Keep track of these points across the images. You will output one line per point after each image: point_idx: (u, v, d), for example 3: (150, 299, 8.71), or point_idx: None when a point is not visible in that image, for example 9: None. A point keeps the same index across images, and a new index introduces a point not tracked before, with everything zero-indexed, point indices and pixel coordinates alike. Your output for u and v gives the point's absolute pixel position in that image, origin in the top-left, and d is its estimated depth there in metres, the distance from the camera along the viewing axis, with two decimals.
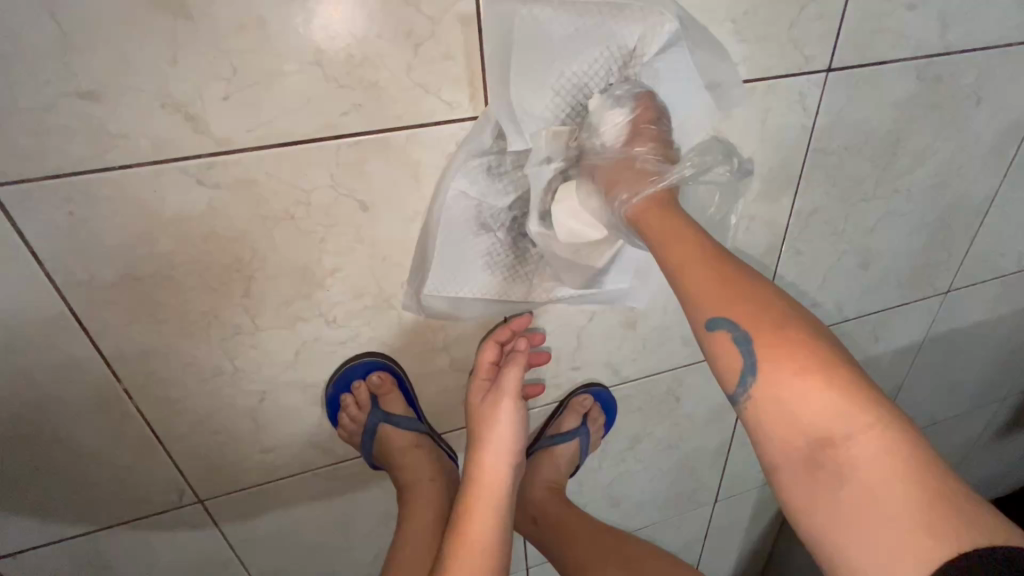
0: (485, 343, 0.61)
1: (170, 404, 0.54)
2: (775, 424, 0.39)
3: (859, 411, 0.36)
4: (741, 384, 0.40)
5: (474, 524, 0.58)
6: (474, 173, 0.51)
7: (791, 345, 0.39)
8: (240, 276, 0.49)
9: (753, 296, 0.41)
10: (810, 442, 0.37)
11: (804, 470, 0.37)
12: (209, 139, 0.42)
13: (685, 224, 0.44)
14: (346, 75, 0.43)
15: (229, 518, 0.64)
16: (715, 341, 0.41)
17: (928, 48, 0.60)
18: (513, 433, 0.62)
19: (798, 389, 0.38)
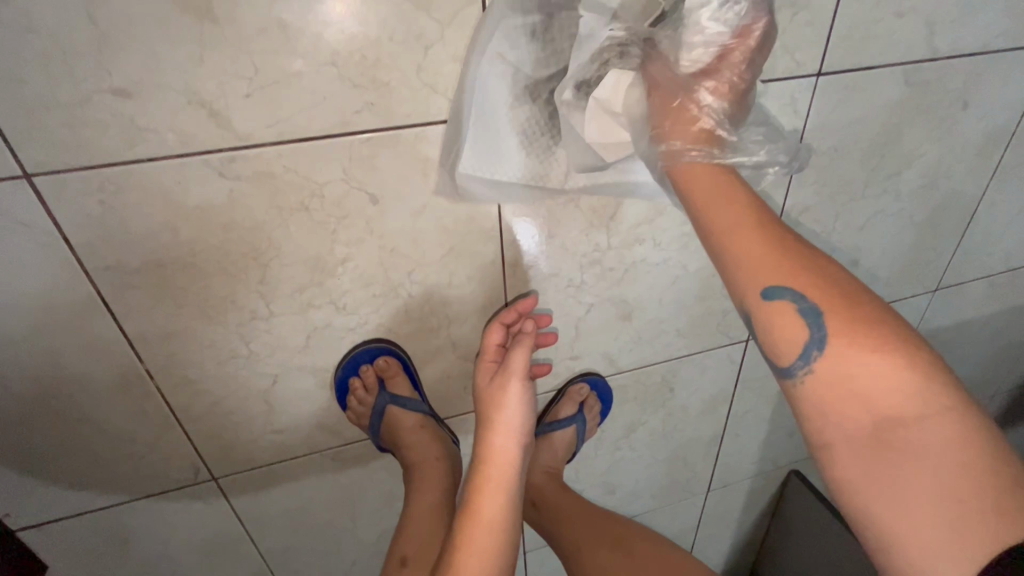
0: (491, 326, 0.62)
1: (189, 385, 0.57)
2: (838, 400, 0.40)
3: (927, 393, 0.37)
4: (803, 358, 0.41)
5: (484, 502, 0.57)
6: (516, 36, 0.47)
7: (861, 323, 0.40)
8: (257, 264, 0.52)
9: (824, 275, 0.42)
10: (874, 420, 0.38)
11: (865, 450, 0.38)
12: (231, 134, 0.45)
13: (755, 205, 0.45)
14: (360, 75, 0.46)
15: (241, 496, 0.67)
16: (780, 312, 0.42)
17: (915, 54, 0.62)
18: (523, 413, 0.61)
19: (865, 365, 0.39)
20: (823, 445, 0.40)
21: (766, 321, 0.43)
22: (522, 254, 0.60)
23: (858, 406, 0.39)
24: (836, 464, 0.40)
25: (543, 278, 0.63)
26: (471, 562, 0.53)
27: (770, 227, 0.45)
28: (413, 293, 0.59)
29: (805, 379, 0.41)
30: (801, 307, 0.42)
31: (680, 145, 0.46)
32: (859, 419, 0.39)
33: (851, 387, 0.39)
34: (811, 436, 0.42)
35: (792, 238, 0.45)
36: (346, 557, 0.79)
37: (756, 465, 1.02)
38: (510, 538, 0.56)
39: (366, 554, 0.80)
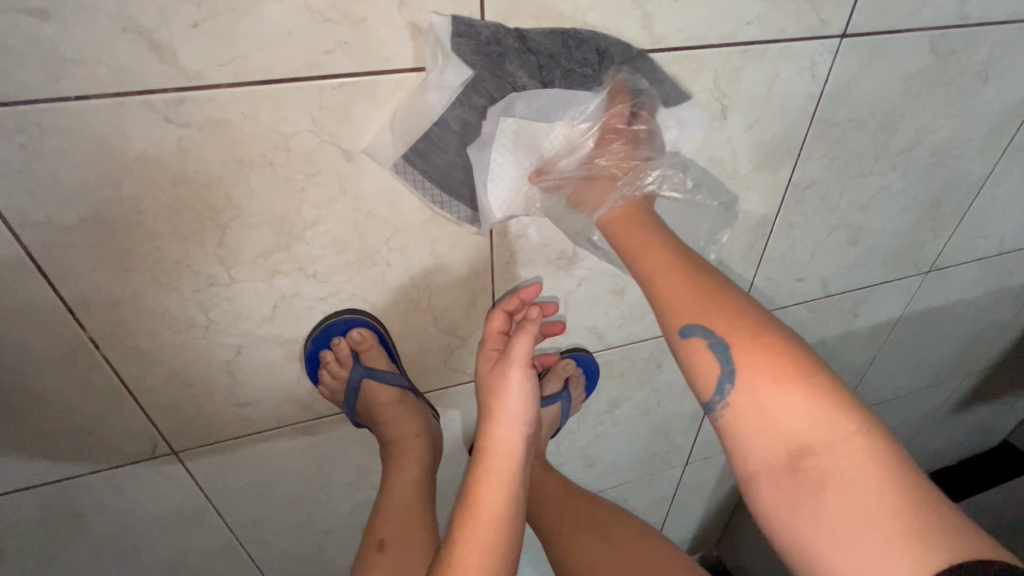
0: (493, 312, 0.59)
1: (140, 355, 0.52)
2: (752, 429, 0.45)
3: (831, 419, 0.43)
4: (719, 392, 0.47)
5: (487, 493, 0.52)
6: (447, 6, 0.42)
7: (766, 356, 0.46)
8: (213, 224, 0.46)
9: (724, 306, 0.48)
10: (788, 446, 0.43)
11: (782, 473, 0.44)
12: (177, 72, 0.38)
13: (674, 248, 0.51)
14: (331, 8, 0.39)
15: (205, 469, 0.63)
16: (693, 347, 0.48)
17: (945, 19, 0.57)
18: (526, 402, 0.57)
19: (773, 396, 0.44)
20: (746, 472, 0.46)
21: (688, 356, 0.48)
22: (513, 224, 0.56)
23: (773, 435, 0.44)
24: (758, 489, 0.45)
25: (533, 250, 0.59)
26: (471, 556, 0.48)
27: (692, 268, 0.51)
28: (390, 262, 0.54)
29: (722, 412, 0.47)
30: (715, 344, 0.47)
31: (600, 208, 0.53)
32: (774, 446, 0.44)
33: (762, 417, 0.45)
34: (737, 464, 0.47)
35: (709, 277, 0.50)
36: (319, 528, 0.77)
37: None
38: (512, 531, 0.51)
39: (340, 525, 0.78)
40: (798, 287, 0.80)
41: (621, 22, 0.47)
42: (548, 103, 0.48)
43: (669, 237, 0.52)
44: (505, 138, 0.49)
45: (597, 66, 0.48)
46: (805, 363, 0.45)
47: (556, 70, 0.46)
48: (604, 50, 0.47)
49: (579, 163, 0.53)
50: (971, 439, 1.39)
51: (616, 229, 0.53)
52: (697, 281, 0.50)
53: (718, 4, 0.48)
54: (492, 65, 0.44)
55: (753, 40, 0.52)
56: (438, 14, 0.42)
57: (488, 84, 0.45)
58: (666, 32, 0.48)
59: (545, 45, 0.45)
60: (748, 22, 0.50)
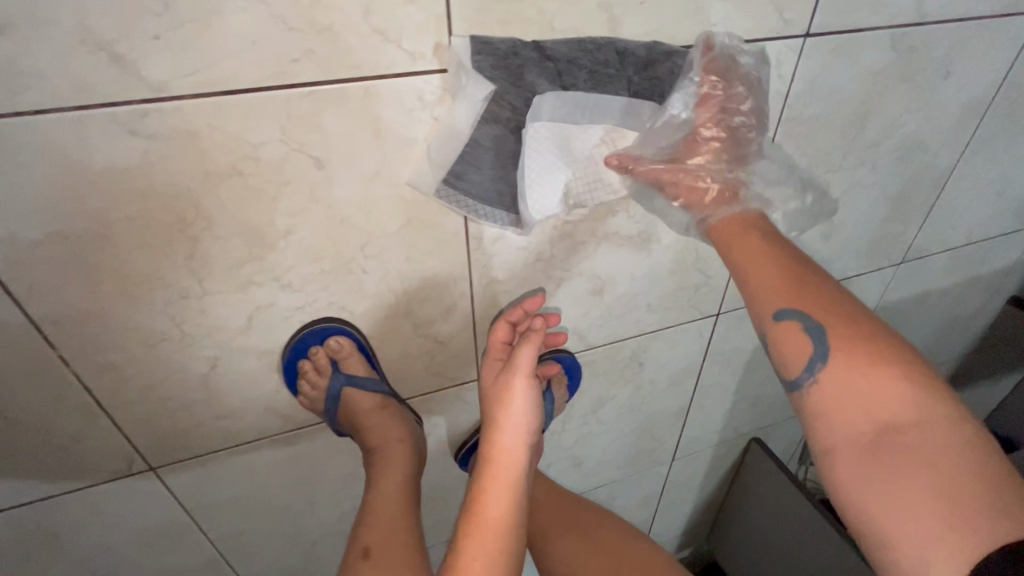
0: (497, 323, 0.60)
1: (113, 370, 0.51)
2: (837, 405, 0.48)
3: (919, 402, 0.45)
4: (808, 369, 0.51)
5: (490, 499, 0.54)
6: (413, 14, 0.41)
7: (860, 341, 0.49)
8: (184, 236, 0.46)
9: (819, 295, 0.53)
10: (873, 423, 0.46)
11: (863, 447, 0.46)
12: (140, 84, 0.38)
13: (777, 246, 0.56)
14: (295, 16, 0.39)
15: (186, 484, 0.62)
16: (784, 328, 0.52)
17: (904, 17, 0.59)
18: (528, 411, 0.59)
19: (864, 375, 0.48)
20: (828, 444, 0.48)
21: (781, 337, 0.52)
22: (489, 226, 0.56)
23: (857, 411, 0.47)
24: (836, 462, 0.47)
25: (511, 253, 0.59)
26: (475, 563, 0.50)
27: (792, 263, 0.55)
28: (367, 269, 0.54)
29: (810, 388, 0.50)
30: (808, 326, 0.51)
31: (706, 210, 0.59)
32: (858, 421, 0.47)
33: (850, 392, 0.48)
34: (820, 438, 0.49)
35: (810, 273, 0.55)
36: (305, 539, 0.76)
37: (719, 433, 1.04)
38: (518, 539, 0.54)
39: (326, 535, 0.77)
40: None
41: (589, 24, 0.47)
42: (579, 108, 0.49)
43: (773, 234, 0.58)
44: (537, 139, 0.49)
45: (619, 64, 0.48)
46: (904, 356, 0.48)
47: (579, 73, 0.47)
48: (621, 49, 0.48)
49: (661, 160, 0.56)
50: None
51: (721, 235, 0.58)
52: (795, 273, 0.54)
53: (684, 5, 0.49)
54: (512, 77, 0.45)
55: (721, 40, 0.52)
56: (458, 36, 0.43)
57: (510, 94, 0.46)
58: (634, 34, 0.49)
59: (562, 52, 0.46)
60: (713, 23, 0.51)
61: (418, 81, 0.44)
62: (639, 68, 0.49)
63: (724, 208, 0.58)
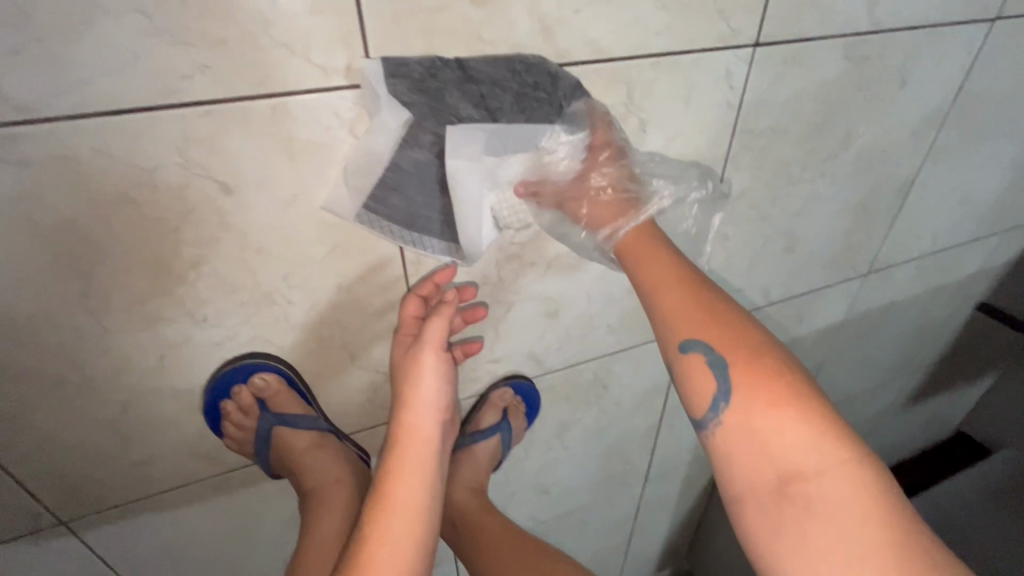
0: (406, 297, 0.54)
1: (4, 421, 0.45)
2: (742, 450, 0.43)
3: (827, 449, 0.41)
4: (713, 409, 0.45)
5: (399, 484, 0.52)
6: (320, 26, 0.38)
7: (765, 373, 0.44)
8: (74, 272, 0.41)
9: (724, 319, 0.47)
10: (778, 471, 0.42)
11: (769, 500, 0.42)
12: (2, 105, 0.34)
13: (681, 263, 0.50)
14: (183, 29, 0.35)
15: (104, 538, 0.57)
16: (689, 361, 0.46)
17: (856, 25, 0.57)
18: (440, 390, 0.55)
19: (769, 419, 0.42)
20: (732, 495, 0.44)
21: (686, 370, 0.47)
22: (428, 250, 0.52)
23: (763, 460, 0.42)
24: (743, 515, 0.43)
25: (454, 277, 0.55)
26: (382, 551, 0.48)
27: (694, 280, 0.49)
28: (293, 300, 0.49)
29: (714, 431, 0.45)
30: (713, 360, 0.46)
31: (609, 227, 0.52)
32: (764, 471, 0.42)
33: (758, 438, 0.43)
34: (725, 485, 0.45)
35: (712, 290, 0.49)
36: None
37: (692, 451, 1.00)
38: (431, 520, 0.52)
39: None
40: (740, 297, 0.78)
41: (521, 36, 0.44)
42: (497, 136, 0.46)
43: (675, 249, 0.52)
44: (458, 171, 0.45)
45: (550, 86, 0.46)
46: (807, 393, 0.43)
47: (504, 97, 0.45)
48: (554, 74, 0.45)
49: (573, 178, 0.52)
50: (924, 431, 1.41)
51: (629, 247, 0.52)
52: (698, 293, 0.48)
53: (624, 13, 0.46)
54: (431, 101, 0.43)
55: (664, 50, 0.50)
56: (375, 50, 0.40)
57: (430, 120, 0.43)
58: (571, 46, 0.46)
59: (487, 72, 0.44)
60: (655, 32, 0.48)
61: (332, 97, 0.41)
62: (570, 91, 0.47)
63: (622, 221, 0.52)
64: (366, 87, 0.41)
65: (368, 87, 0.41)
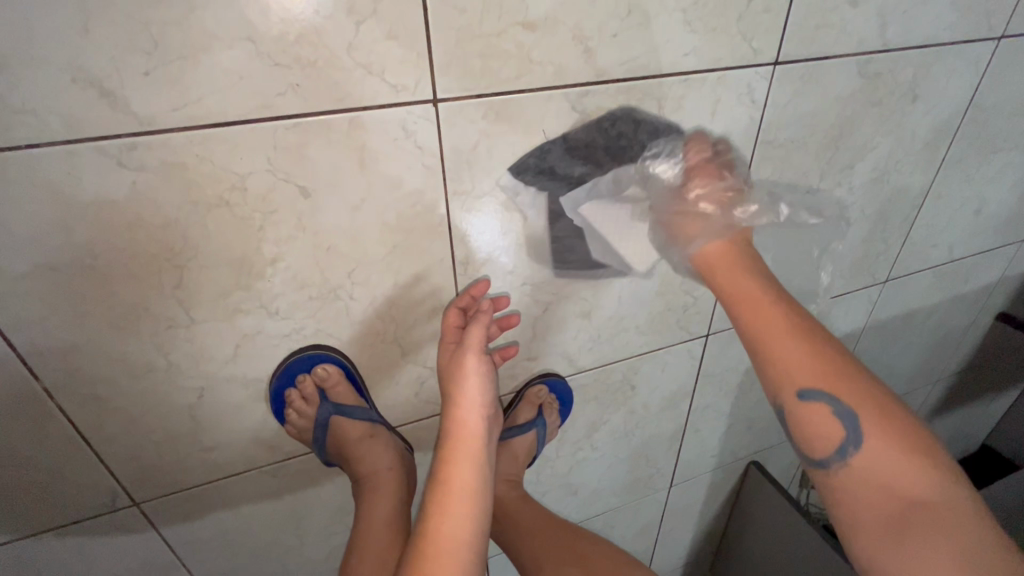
0: (448, 310, 0.59)
1: (97, 403, 0.50)
2: (866, 484, 0.51)
3: (939, 482, 0.49)
4: (838, 448, 0.53)
5: (457, 471, 0.56)
6: (394, 49, 0.43)
7: (881, 420, 0.52)
8: (171, 266, 0.46)
9: (840, 368, 0.54)
10: (899, 502, 0.49)
11: (890, 525, 0.49)
12: (129, 118, 0.39)
13: (790, 306, 0.57)
14: (280, 53, 0.41)
15: (170, 521, 0.61)
16: (808, 406, 0.54)
17: (869, 45, 0.62)
18: (484, 386, 0.59)
19: (889, 457, 0.51)
20: (856, 524, 0.51)
21: (805, 416, 0.54)
22: (476, 252, 0.57)
23: (882, 491, 0.50)
24: (864, 540, 0.50)
25: (498, 276, 0.60)
26: (445, 528, 0.53)
27: (811, 331, 0.56)
28: (354, 296, 0.54)
29: (839, 471, 0.53)
30: (836, 407, 0.53)
31: (701, 239, 0.61)
32: (885, 501, 0.50)
33: (877, 472, 0.51)
34: (848, 516, 0.52)
35: (826, 340, 0.56)
36: None
37: (716, 457, 1.02)
38: (486, 502, 0.56)
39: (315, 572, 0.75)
40: None
41: (565, 57, 0.49)
42: (603, 187, 0.59)
43: (768, 276, 0.59)
44: (581, 213, 0.59)
45: (631, 126, 0.56)
46: (916, 435, 0.52)
47: (597, 151, 0.56)
48: (637, 120, 0.56)
49: (672, 193, 0.61)
50: (948, 444, 1.41)
51: (711, 260, 0.61)
52: (818, 346, 0.55)
53: (657, 36, 0.51)
54: (550, 176, 0.55)
55: (693, 69, 0.55)
56: (439, 69, 0.45)
57: (552, 185, 0.56)
58: (609, 65, 0.51)
59: (582, 136, 0.54)
60: (685, 53, 0.53)
61: (400, 111, 0.46)
62: (649, 131, 0.57)
63: (715, 232, 0.61)
64: (433, 103, 0.47)
65: (435, 103, 0.47)
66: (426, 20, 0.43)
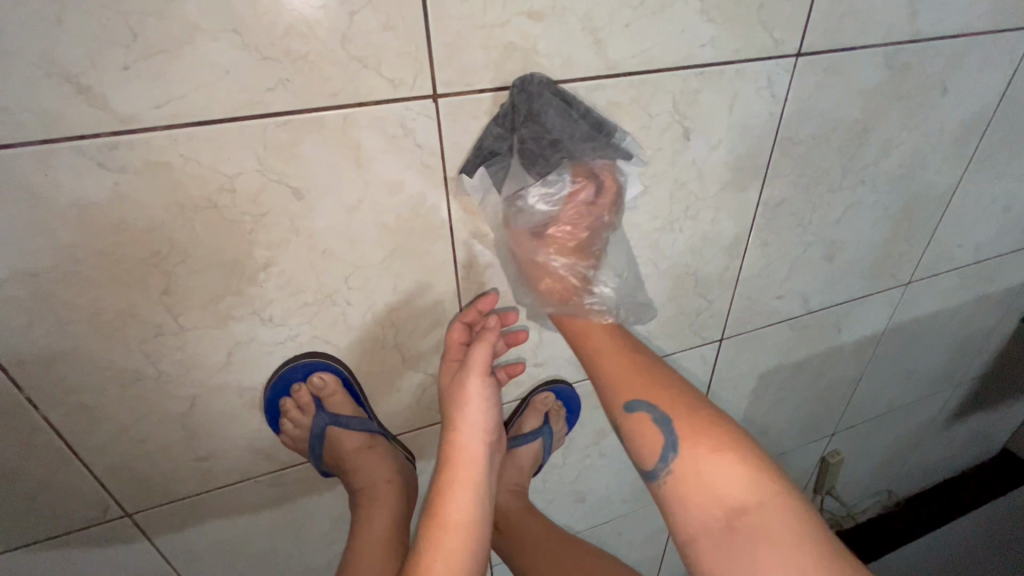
0: (454, 324, 0.56)
1: (84, 413, 0.48)
2: (691, 492, 0.52)
3: (757, 481, 0.50)
4: (663, 459, 0.54)
5: (452, 503, 0.54)
6: (390, 40, 0.40)
7: (703, 428, 0.54)
8: (158, 271, 0.44)
9: (660, 383, 0.57)
10: (724, 506, 0.50)
11: (718, 529, 0.50)
12: (110, 116, 0.37)
13: (616, 332, 0.61)
14: (269, 46, 0.38)
15: (165, 531, 0.59)
16: (637, 419, 0.56)
17: (898, 35, 0.58)
18: (486, 411, 0.57)
19: (711, 461, 0.52)
20: (690, 534, 0.51)
21: (635, 429, 0.56)
22: (479, 255, 0.54)
23: (707, 497, 0.51)
24: (701, 548, 0.50)
25: (501, 281, 0.57)
26: (436, 565, 0.51)
27: (635, 354, 0.60)
28: (351, 302, 0.52)
29: (665, 478, 0.54)
30: (657, 417, 0.55)
31: (550, 302, 0.60)
32: (712, 507, 0.50)
33: (702, 479, 0.52)
34: (681, 526, 0.52)
35: (647, 359, 0.60)
36: None
37: None
38: (482, 535, 0.55)
39: None
40: (779, 305, 0.78)
41: (573, 48, 0.46)
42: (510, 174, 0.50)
43: (613, 325, 0.61)
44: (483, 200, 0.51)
45: (526, 126, 0.46)
46: (739, 443, 0.53)
47: (501, 141, 0.48)
48: (532, 114, 0.46)
49: (544, 223, 0.55)
50: (968, 449, 1.36)
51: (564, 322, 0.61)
52: (641, 366, 0.59)
53: (671, 25, 0.48)
54: (479, 156, 0.48)
55: (710, 61, 0.51)
56: (439, 62, 0.43)
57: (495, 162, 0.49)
58: (620, 57, 0.48)
59: (507, 108, 0.46)
60: (701, 44, 0.50)
61: (398, 107, 0.43)
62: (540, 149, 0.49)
63: (561, 298, 0.59)
64: (433, 99, 0.44)
65: (435, 99, 0.44)
66: (425, 8, 0.40)
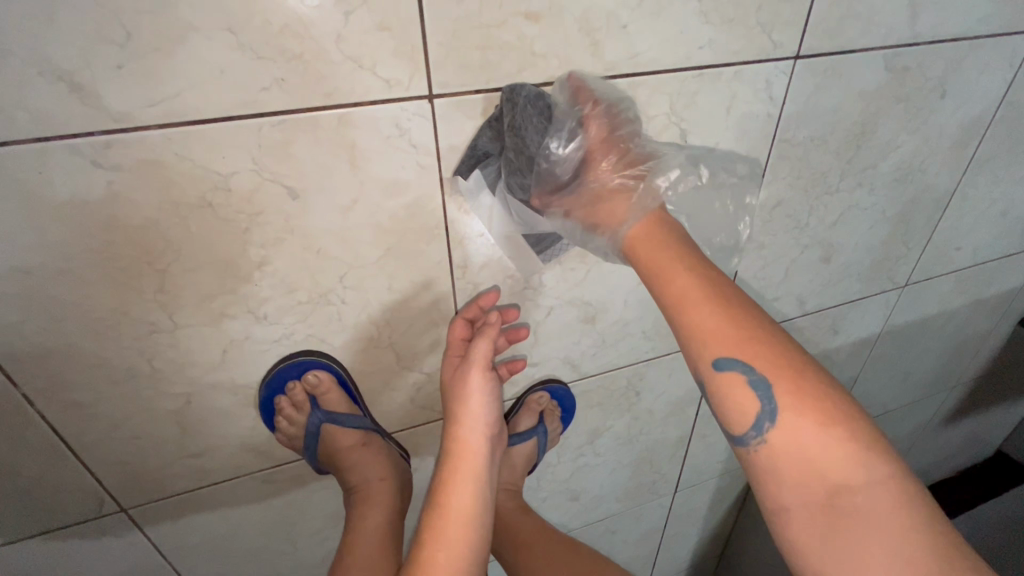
0: (456, 320, 0.57)
1: (78, 409, 0.48)
2: (786, 467, 0.41)
3: (871, 463, 0.40)
4: (756, 428, 0.42)
5: (455, 496, 0.55)
6: (387, 40, 0.40)
7: (809, 391, 0.42)
8: (152, 269, 0.44)
9: (760, 336, 0.43)
10: (826, 485, 0.40)
11: (817, 512, 0.40)
12: (103, 114, 0.37)
13: (697, 260, 0.45)
14: (265, 45, 0.38)
15: (160, 526, 0.59)
16: (724, 379, 0.43)
17: (897, 37, 0.58)
18: (488, 405, 0.58)
19: (820, 437, 0.40)
20: (776, 508, 0.42)
21: (721, 390, 0.43)
22: (475, 255, 0.54)
23: (809, 474, 0.40)
24: (788, 526, 0.41)
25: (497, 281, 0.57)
26: (440, 556, 0.51)
27: (724, 289, 0.44)
28: (346, 300, 0.52)
29: (757, 449, 0.42)
30: (753, 378, 0.42)
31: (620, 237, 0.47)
32: (812, 485, 0.40)
33: (805, 454, 0.41)
34: (769, 499, 0.43)
35: (745, 303, 0.44)
36: None
37: (723, 463, 0.99)
38: (483, 528, 0.55)
39: None
40: (775, 306, 0.78)
41: (570, 49, 0.46)
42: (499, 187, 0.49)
43: (695, 250, 0.46)
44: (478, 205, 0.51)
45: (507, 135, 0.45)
46: (847, 408, 0.41)
47: (494, 147, 0.47)
48: (514, 126, 0.44)
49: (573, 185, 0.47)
50: (961, 451, 1.37)
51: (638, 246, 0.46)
52: (735, 313, 0.43)
53: (670, 26, 0.48)
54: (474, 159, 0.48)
55: (708, 62, 0.51)
56: (435, 62, 0.42)
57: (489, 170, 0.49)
58: (618, 59, 0.48)
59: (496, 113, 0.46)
60: (700, 46, 0.50)
61: (394, 107, 0.43)
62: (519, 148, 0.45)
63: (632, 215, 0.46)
64: (429, 99, 0.44)
65: (431, 99, 0.44)
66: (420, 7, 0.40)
